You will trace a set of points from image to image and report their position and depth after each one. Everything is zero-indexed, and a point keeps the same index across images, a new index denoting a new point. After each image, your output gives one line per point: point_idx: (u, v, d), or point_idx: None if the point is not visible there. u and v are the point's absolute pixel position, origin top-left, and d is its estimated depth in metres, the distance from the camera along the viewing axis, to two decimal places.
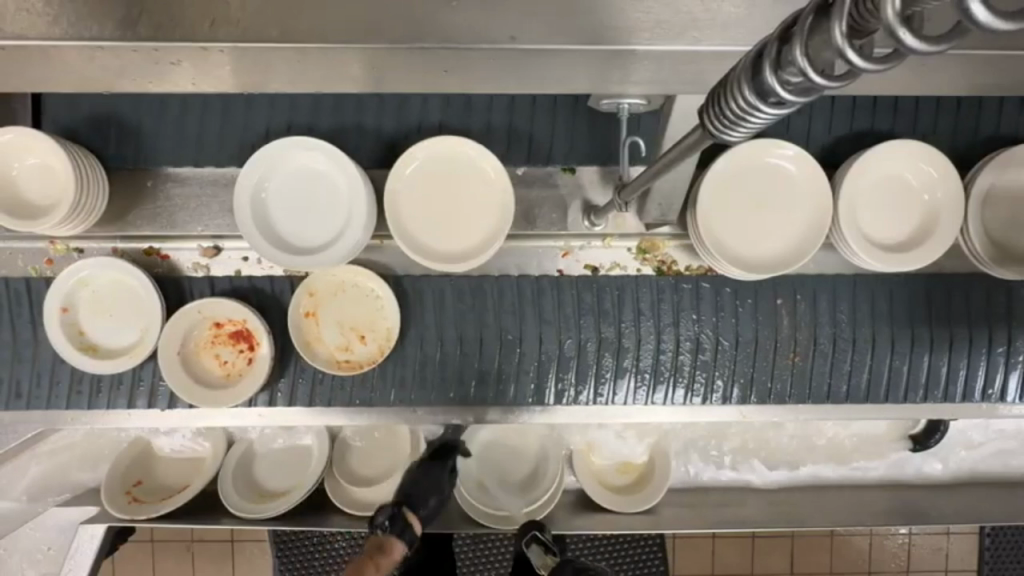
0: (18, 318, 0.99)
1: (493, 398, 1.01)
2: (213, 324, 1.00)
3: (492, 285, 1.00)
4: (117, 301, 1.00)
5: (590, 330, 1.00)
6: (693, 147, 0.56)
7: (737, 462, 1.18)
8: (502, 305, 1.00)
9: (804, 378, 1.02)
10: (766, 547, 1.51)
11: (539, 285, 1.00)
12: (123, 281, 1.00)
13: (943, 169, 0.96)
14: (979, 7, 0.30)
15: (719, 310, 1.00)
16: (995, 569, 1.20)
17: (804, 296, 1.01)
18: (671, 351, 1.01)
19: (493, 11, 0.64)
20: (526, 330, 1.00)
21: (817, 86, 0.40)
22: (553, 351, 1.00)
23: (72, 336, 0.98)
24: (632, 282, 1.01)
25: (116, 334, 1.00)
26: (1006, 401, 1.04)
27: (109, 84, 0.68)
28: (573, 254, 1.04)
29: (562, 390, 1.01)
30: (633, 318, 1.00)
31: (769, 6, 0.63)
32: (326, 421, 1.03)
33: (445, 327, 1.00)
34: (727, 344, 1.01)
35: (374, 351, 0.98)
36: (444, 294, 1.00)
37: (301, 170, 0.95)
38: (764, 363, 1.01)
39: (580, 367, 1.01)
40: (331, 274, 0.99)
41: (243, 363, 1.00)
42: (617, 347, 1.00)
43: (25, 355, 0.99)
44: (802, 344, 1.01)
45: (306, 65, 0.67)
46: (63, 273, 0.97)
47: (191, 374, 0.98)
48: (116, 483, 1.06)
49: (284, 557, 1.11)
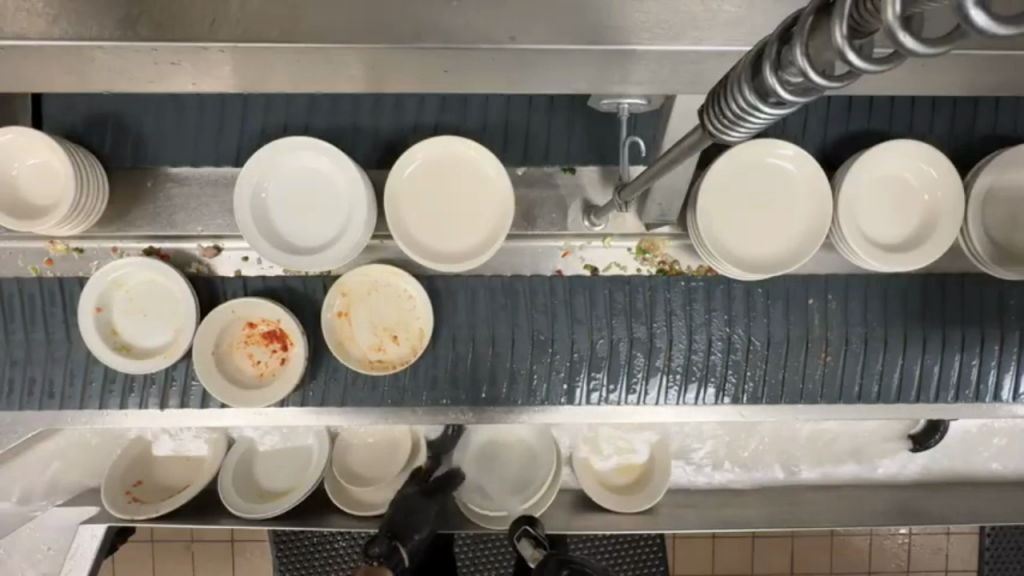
0: (51, 318, 0.99)
1: (520, 399, 1.01)
2: (246, 324, 1.00)
3: (525, 284, 1.01)
4: (151, 301, 1.00)
5: (621, 330, 1.00)
6: (694, 147, 0.56)
7: (737, 463, 1.18)
8: (534, 305, 1.00)
9: (834, 378, 1.02)
10: (766, 548, 1.51)
11: (572, 286, 1.01)
12: (156, 281, 1.00)
13: (944, 169, 0.96)
14: (977, 12, 0.30)
15: (751, 311, 1.01)
16: (995, 569, 1.20)
17: (835, 295, 1.02)
18: (703, 351, 1.01)
19: (493, 11, 0.64)
20: (558, 332, 1.00)
21: (818, 86, 0.39)
22: (585, 351, 1.00)
23: (107, 336, 0.98)
24: (658, 283, 1.01)
25: (148, 334, 1.00)
26: (1006, 401, 1.04)
27: (108, 82, 0.68)
28: (572, 254, 1.03)
29: (587, 391, 1.02)
30: (665, 319, 1.01)
31: (768, 6, 0.64)
32: (326, 423, 1.03)
33: (477, 327, 1.00)
34: (760, 344, 1.01)
35: (407, 350, 0.99)
36: (477, 294, 1.00)
37: (300, 170, 0.95)
38: (796, 364, 1.02)
39: (611, 366, 1.01)
40: (364, 274, 0.98)
41: (277, 363, 1.00)
42: (650, 347, 1.01)
43: (51, 354, 0.99)
44: (833, 345, 1.02)
45: (307, 65, 0.67)
46: (97, 273, 0.96)
47: (226, 374, 0.98)
48: (116, 484, 1.06)
49: (285, 557, 1.11)
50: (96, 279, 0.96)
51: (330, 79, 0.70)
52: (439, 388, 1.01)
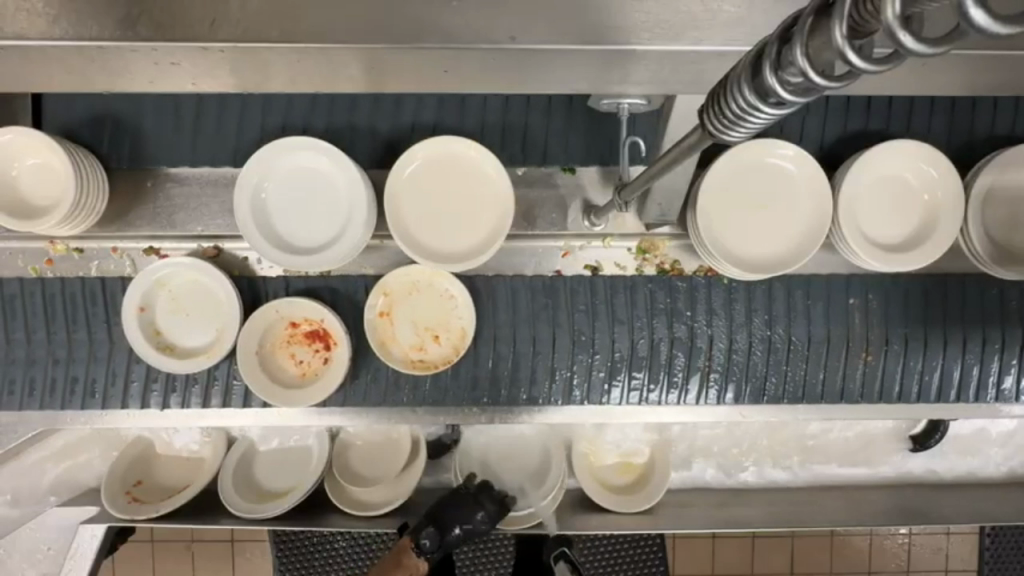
0: (93, 318, 0.99)
1: (560, 399, 1.02)
2: (289, 324, 0.99)
3: (565, 282, 1.01)
4: (193, 300, 1.00)
5: (662, 330, 1.00)
6: (694, 147, 0.56)
7: (739, 462, 1.18)
8: (575, 304, 1.00)
9: (874, 378, 1.02)
10: (766, 548, 1.51)
11: (614, 286, 1.01)
12: (199, 280, 1.00)
13: (944, 169, 0.96)
14: (978, 11, 0.30)
15: (792, 311, 1.01)
16: (995, 569, 1.20)
17: (875, 295, 1.02)
18: (744, 350, 1.01)
19: (493, 12, 0.64)
20: (599, 333, 1.00)
21: (817, 86, 0.39)
22: (626, 351, 1.00)
23: (150, 336, 0.98)
24: (661, 282, 1.01)
25: (191, 334, 1.00)
26: (1009, 400, 1.05)
27: (107, 81, 0.69)
28: (572, 254, 1.03)
29: (627, 391, 1.02)
30: (707, 318, 1.00)
31: (768, 6, 0.64)
32: (328, 422, 1.04)
33: (518, 327, 1.00)
34: (801, 343, 1.01)
35: (449, 350, 0.98)
36: (518, 293, 1.00)
37: (300, 169, 0.95)
38: (836, 364, 1.02)
39: (651, 366, 1.01)
40: (405, 274, 0.98)
41: (319, 363, 0.99)
42: (691, 347, 1.01)
43: (94, 355, 0.99)
44: (874, 344, 1.02)
45: (306, 65, 0.67)
46: (142, 272, 0.96)
47: (270, 374, 0.98)
48: (116, 483, 1.06)
49: (285, 556, 1.11)
50: (140, 280, 0.96)
51: (330, 79, 0.70)
52: (443, 390, 1.01)
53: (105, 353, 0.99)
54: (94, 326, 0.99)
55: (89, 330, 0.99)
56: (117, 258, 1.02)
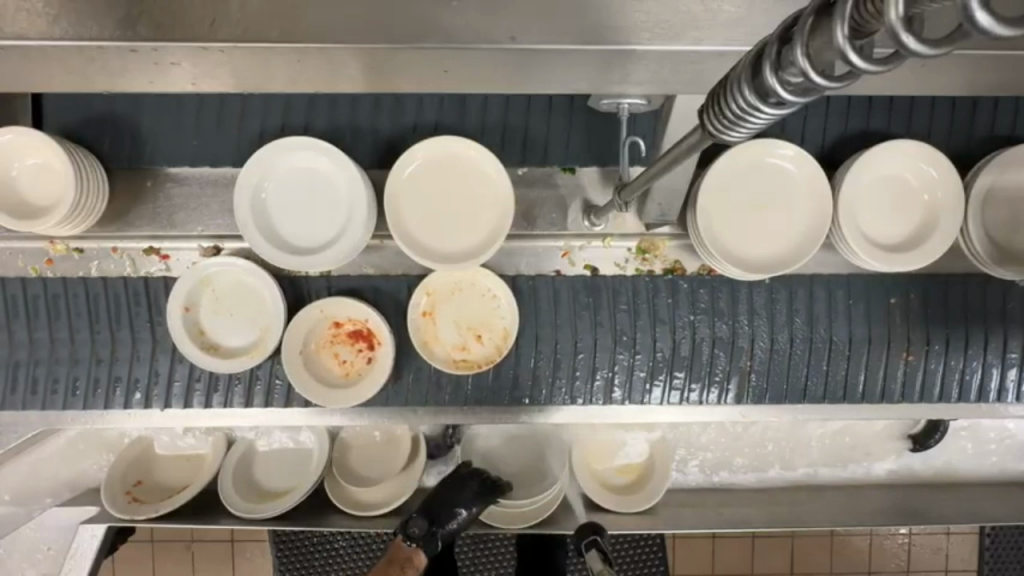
0: (136, 318, 1.00)
1: (600, 399, 1.02)
2: (333, 323, 1.00)
3: (607, 283, 1.01)
4: (238, 300, 1.00)
5: (704, 330, 1.01)
6: (694, 147, 0.56)
7: (739, 463, 1.18)
8: (618, 304, 1.01)
9: (914, 377, 1.03)
10: (766, 548, 1.51)
11: (655, 286, 1.01)
12: (244, 280, 1.00)
13: (944, 169, 0.96)
14: (981, 11, 0.30)
15: (833, 311, 1.02)
16: (995, 569, 1.20)
17: (915, 292, 1.02)
18: (785, 349, 1.01)
19: (493, 12, 0.64)
20: (640, 332, 1.01)
21: (818, 86, 0.39)
22: (667, 351, 1.01)
23: (195, 336, 0.98)
24: (663, 282, 1.01)
25: (234, 334, 1.00)
26: (1010, 401, 1.05)
27: (107, 81, 0.69)
28: (572, 254, 1.03)
29: (667, 391, 1.02)
30: (748, 319, 1.01)
31: (768, 6, 0.64)
32: (326, 422, 1.04)
33: (560, 327, 1.01)
34: (842, 343, 1.02)
35: (492, 350, 0.99)
36: (560, 293, 1.01)
37: (300, 168, 0.95)
38: (878, 363, 1.02)
39: (693, 366, 1.02)
40: (449, 274, 0.98)
41: (363, 363, 1.00)
42: (732, 347, 1.01)
43: (137, 354, 1.00)
44: (915, 345, 1.02)
45: (306, 65, 0.67)
46: (187, 272, 0.97)
47: (315, 374, 0.99)
48: (116, 483, 1.06)
49: (285, 556, 1.11)
50: (186, 279, 0.96)
51: (330, 79, 0.70)
52: (444, 390, 1.01)
53: (129, 353, 1.00)
54: (100, 327, 0.99)
55: (93, 330, 1.00)
56: (116, 258, 1.02)
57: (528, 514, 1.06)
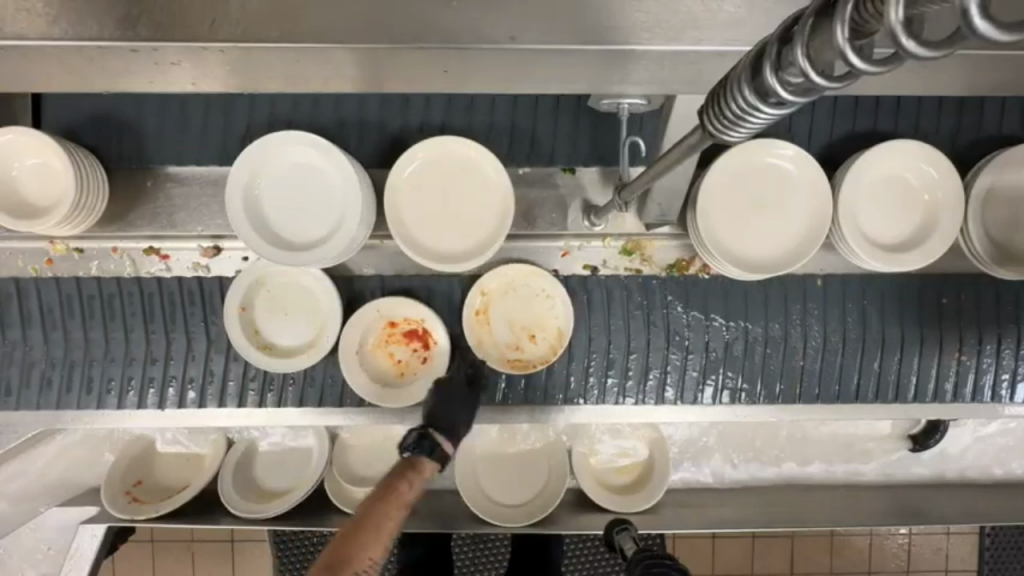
0: (191, 319, 1.01)
1: (653, 399, 1.04)
2: (388, 323, 1.01)
3: (661, 282, 1.02)
4: (293, 300, 1.01)
5: (758, 329, 1.02)
6: (694, 147, 0.56)
7: (740, 463, 1.18)
8: (671, 304, 1.02)
9: (965, 376, 1.04)
10: (766, 549, 1.51)
11: (701, 287, 1.02)
12: (297, 280, 1.01)
13: (945, 169, 0.96)
14: (982, 18, 0.30)
15: (886, 311, 1.03)
16: (995, 569, 1.20)
17: (967, 293, 1.03)
18: (837, 347, 1.02)
19: (493, 11, 0.64)
20: (693, 333, 1.02)
21: (818, 86, 0.39)
22: (721, 350, 1.02)
23: (250, 336, 0.99)
24: (672, 283, 1.02)
25: (289, 334, 1.01)
26: (1011, 399, 1.05)
27: (107, 82, 0.69)
28: (571, 253, 1.03)
29: (719, 391, 1.04)
30: (801, 319, 1.02)
31: (768, 6, 0.63)
32: (327, 422, 1.04)
33: (614, 326, 1.02)
34: (893, 342, 1.03)
35: (546, 350, 1.00)
36: (614, 293, 1.02)
37: (288, 167, 0.94)
38: (930, 363, 1.04)
39: (745, 365, 1.03)
40: (503, 274, 0.99)
41: (417, 363, 1.01)
42: (785, 347, 1.02)
43: (192, 353, 1.01)
44: (968, 345, 1.03)
45: (306, 64, 0.67)
46: (242, 273, 0.98)
47: (369, 372, 1.00)
48: (116, 483, 1.06)
49: (286, 558, 1.12)
50: (241, 280, 0.97)
51: (330, 79, 0.70)
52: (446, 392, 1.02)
53: (186, 353, 1.01)
54: (110, 326, 1.01)
55: (100, 328, 1.00)
56: (117, 258, 1.02)
57: (532, 509, 1.07)
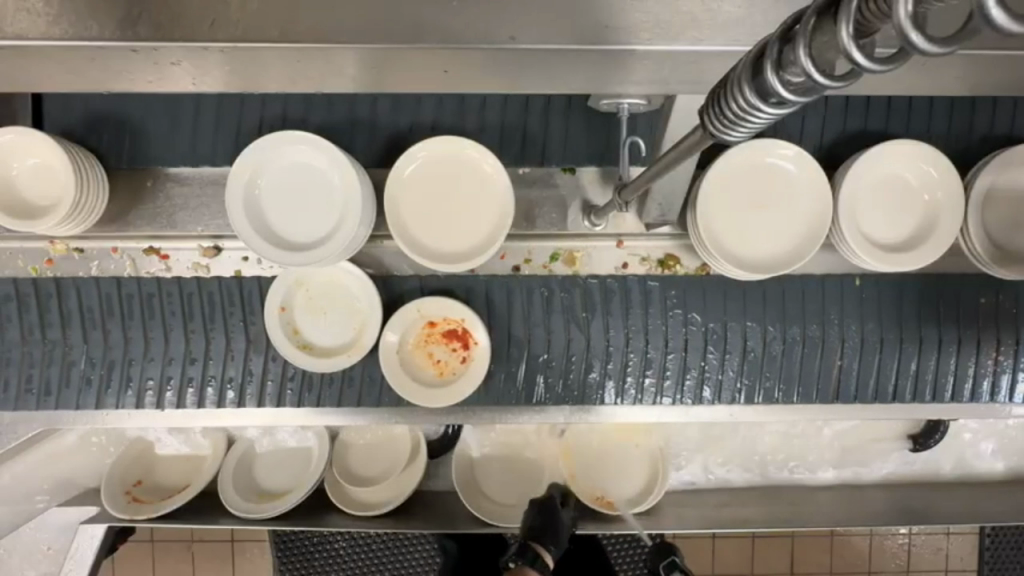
0: (230, 319, 1.01)
1: (690, 399, 1.04)
2: (427, 323, 1.01)
3: (708, 280, 1.02)
4: (333, 301, 1.01)
5: (796, 330, 1.02)
6: (695, 147, 0.56)
7: (741, 463, 1.18)
8: (708, 307, 1.02)
9: (999, 376, 1.04)
10: (765, 550, 1.51)
11: (717, 286, 1.02)
12: (334, 281, 1.01)
13: (943, 169, 0.96)
14: (994, 6, 0.30)
15: (922, 314, 1.03)
16: (995, 569, 1.20)
17: (1007, 294, 1.03)
18: (874, 347, 1.03)
19: (492, 10, 0.64)
20: (732, 333, 1.02)
21: (819, 86, 0.40)
22: (759, 349, 1.02)
23: (290, 336, 0.99)
24: (677, 283, 1.02)
25: (330, 334, 1.01)
26: (1015, 399, 1.05)
27: (107, 81, 0.69)
28: (510, 254, 1.03)
29: (757, 391, 1.04)
30: (839, 319, 1.02)
31: (768, 5, 0.63)
32: (318, 421, 1.04)
33: (650, 327, 1.02)
34: (931, 342, 1.03)
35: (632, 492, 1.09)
36: (652, 292, 1.02)
37: (289, 168, 0.95)
38: (968, 363, 1.04)
39: (785, 367, 1.03)
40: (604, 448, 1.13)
41: (458, 363, 1.00)
42: (823, 347, 1.02)
43: (231, 351, 1.01)
44: (1005, 345, 1.03)
45: (306, 64, 0.67)
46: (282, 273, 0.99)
47: (409, 373, 1.00)
48: (116, 483, 1.07)
49: (285, 556, 1.12)
50: (281, 280, 0.98)
51: (330, 79, 0.70)
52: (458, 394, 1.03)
53: (223, 352, 1.01)
54: (110, 326, 1.01)
55: (101, 329, 1.01)
56: (116, 258, 1.02)
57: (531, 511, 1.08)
